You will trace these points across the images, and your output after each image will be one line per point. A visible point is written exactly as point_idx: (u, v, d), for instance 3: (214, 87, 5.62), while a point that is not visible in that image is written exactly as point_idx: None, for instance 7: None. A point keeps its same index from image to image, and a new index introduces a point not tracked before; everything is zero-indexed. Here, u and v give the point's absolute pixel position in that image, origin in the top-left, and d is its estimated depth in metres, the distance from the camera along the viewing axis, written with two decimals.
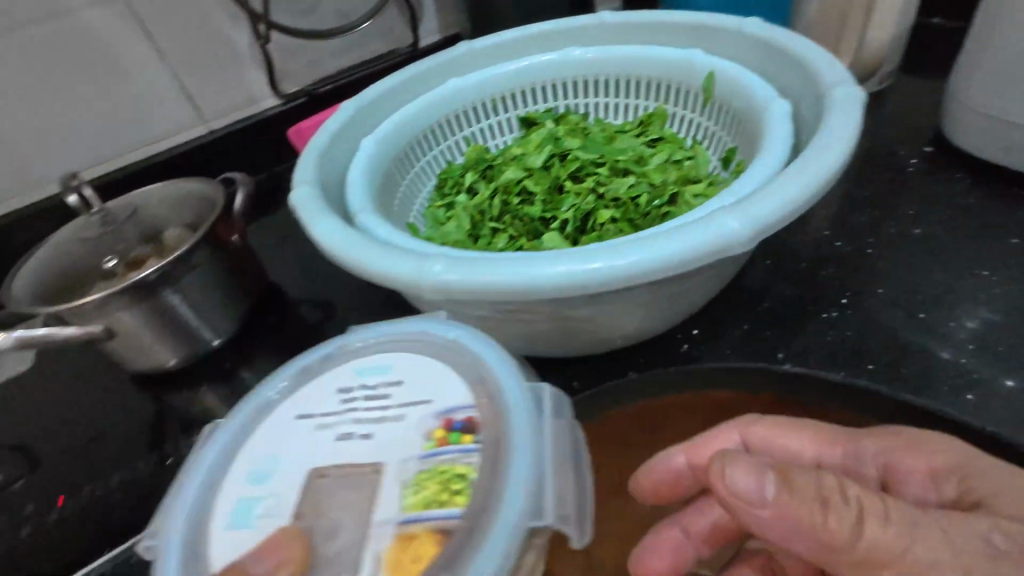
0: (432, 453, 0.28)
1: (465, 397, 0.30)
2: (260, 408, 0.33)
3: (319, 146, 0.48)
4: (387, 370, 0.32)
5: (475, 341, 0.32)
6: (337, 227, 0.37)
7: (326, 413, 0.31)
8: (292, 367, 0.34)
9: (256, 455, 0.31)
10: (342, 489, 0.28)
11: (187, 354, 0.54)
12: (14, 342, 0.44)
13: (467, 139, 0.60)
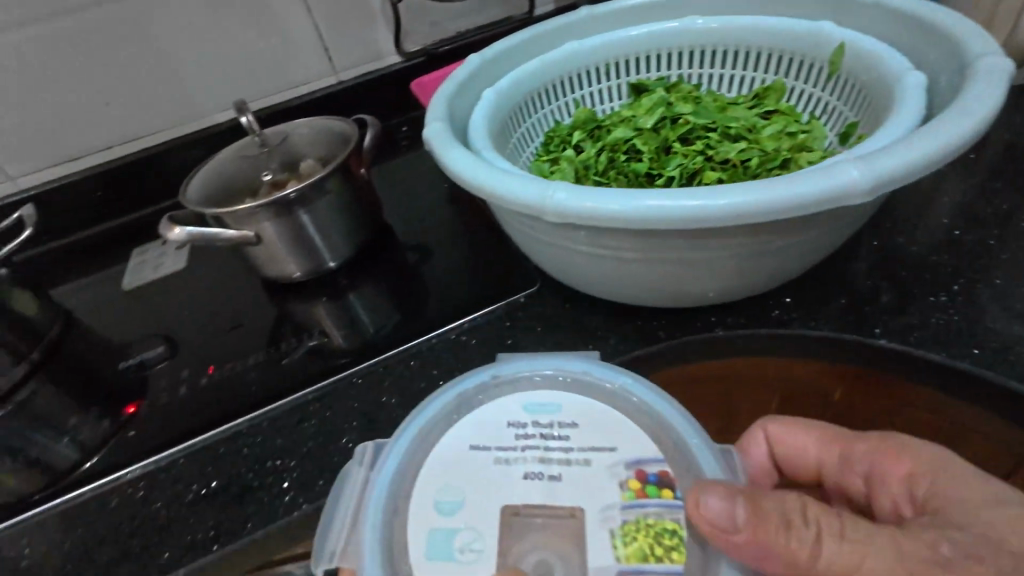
0: (633, 503, 0.32)
1: (651, 449, 0.34)
2: (422, 433, 0.36)
3: (448, 90, 0.52)
4: (556, 409, 0.36)
5: (645, 392, 0.36)
6: (467, 157, 0.41)
7: (506, 447, 0.35)
8: (458, 396, 0.37)
9: (443, 484, 0.34)
10: (545, 526, 0.32)
11: (311, 269, 0.61)
12: (187, 237, 0.52)
13: (576, 102, 0.63)
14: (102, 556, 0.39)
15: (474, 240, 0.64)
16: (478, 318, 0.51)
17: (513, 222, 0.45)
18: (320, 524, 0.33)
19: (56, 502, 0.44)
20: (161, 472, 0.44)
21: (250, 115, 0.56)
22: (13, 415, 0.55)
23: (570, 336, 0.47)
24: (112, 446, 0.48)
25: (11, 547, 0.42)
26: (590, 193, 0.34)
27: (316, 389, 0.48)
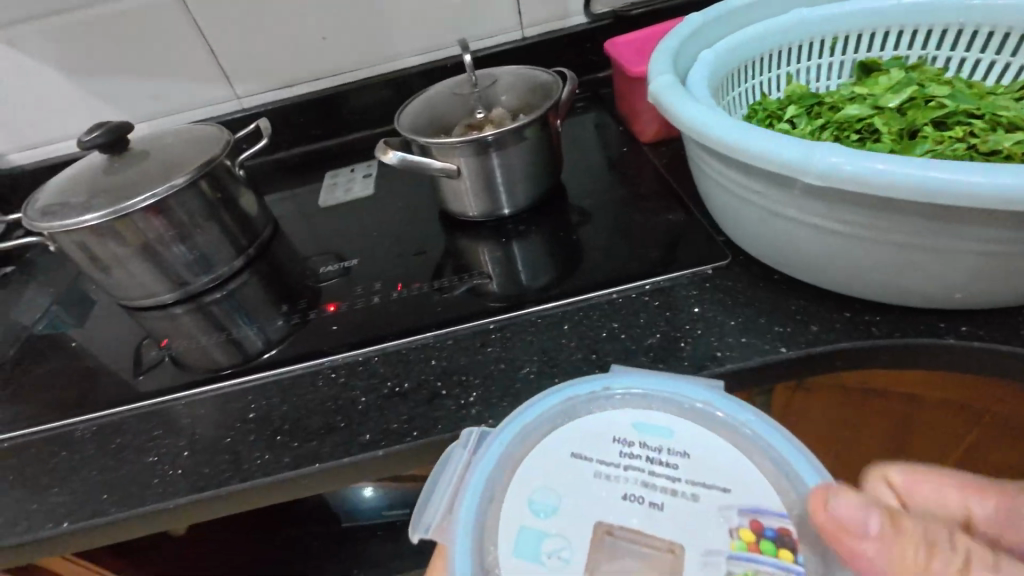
0: (742, 556, 0.28)
1: (775, 503, 0.30)
2: (524, 432, 0.33)
3: (671, 44, 0.51)
4: (668, 433, 0.33)
5: (768, 431, 0.32)
6: (697, 107, 0.42)
7: (609, 462, 0.32)
8: (569, 391, 0.35)
9: (538, 485, 0.31)
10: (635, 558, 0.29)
11: (486, 210, 0.64)
12: (398, 162, 0.57)
13: (788, 76, 0.59)
14: (312, 423, 0.45)
15: (650, 205, 0.63)
16: (660, 281, 0.50)
17: (728, 186, 0.44)
18: (419, 498, 0.32)
19: (273, 373, 0.51)
20: (360, 365, 0.50)
21: (470, 55, 0.56)
22: (227, 296, 0.67)
23: (764, 316, 0.45)
24: (314, 337, 0.55)
25: (238, 401, 0.49)
26: (840, 154, 0.34)
27: (498, 319, 0.50)
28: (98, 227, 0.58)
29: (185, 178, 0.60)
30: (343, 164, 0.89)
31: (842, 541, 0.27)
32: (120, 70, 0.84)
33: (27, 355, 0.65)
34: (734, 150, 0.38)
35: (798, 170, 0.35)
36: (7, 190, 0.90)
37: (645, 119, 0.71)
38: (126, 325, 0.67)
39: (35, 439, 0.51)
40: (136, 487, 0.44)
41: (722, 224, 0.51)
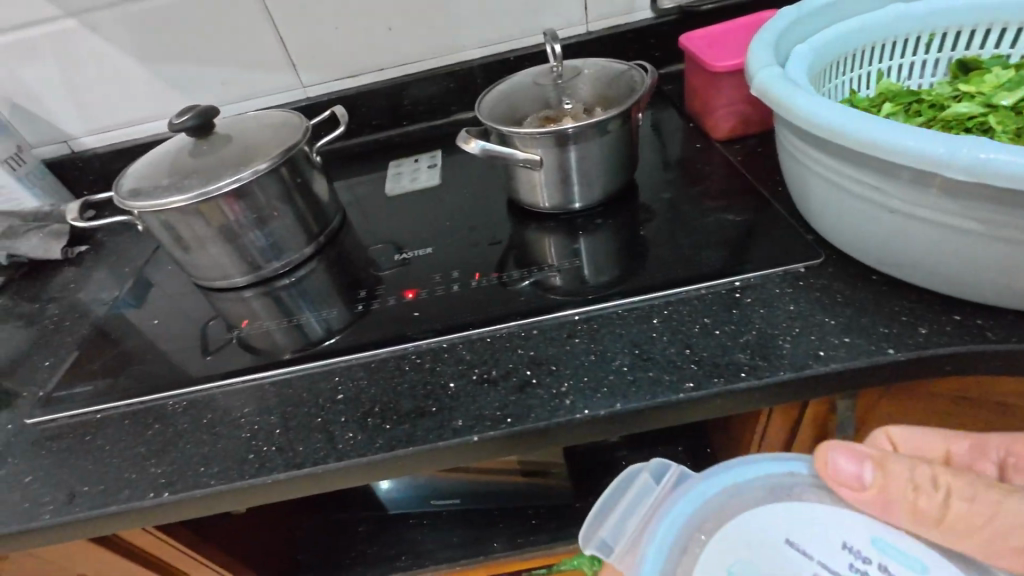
0: None
1: None
2: (737, 491, 0.43)
3: (767, 38, 0.50)
4: (897, 555, 0.38)
5: None
6: (800, 91, 0.43)
7: (833, 568, 0.38)
8: (795, 481, 0.43)
9: (745, 559, 0.40)
10: None
11: (558, 204, 0.64)
12: (481, 152, 0.57)
13: (877, 74, 0.58)
14: (403, 406, 0.46)
15: (728, 201, 0.62)
16: (750, 278, 0.49)
17: (837, 182, 0.43)
18: (599, 505, 0.47)
19: (358, 356, 0.52)
20: (444, 352, 0.50)
21: (560, 44, 0.59)
22: (294, 284, 0.67)
23: (866, 316, 0.44)
24: (395, 323, 0.55)
25: (326, 382, 0.50)
26: (955, 142, 0.34)
27: (583, 311, 0.50)
28: (184, 209, 0.59)
29: (269, 163, 0.61)
30: (403, 154, 0.90)
31: (838, 483, 0.38)
32: (191, 57, 0.85)
33: (106, 332, 0.66)
34: (861, 145, 0.38)
35: (939, 165, 0.35)
36: (76, 171, 0.92)
37: (719, 115, 0.70)
38: (199, 304, 0.68)
39: (131, 411, 0.52)
40: (233, 460, 0.45)
41: (815, 223, 0.50)
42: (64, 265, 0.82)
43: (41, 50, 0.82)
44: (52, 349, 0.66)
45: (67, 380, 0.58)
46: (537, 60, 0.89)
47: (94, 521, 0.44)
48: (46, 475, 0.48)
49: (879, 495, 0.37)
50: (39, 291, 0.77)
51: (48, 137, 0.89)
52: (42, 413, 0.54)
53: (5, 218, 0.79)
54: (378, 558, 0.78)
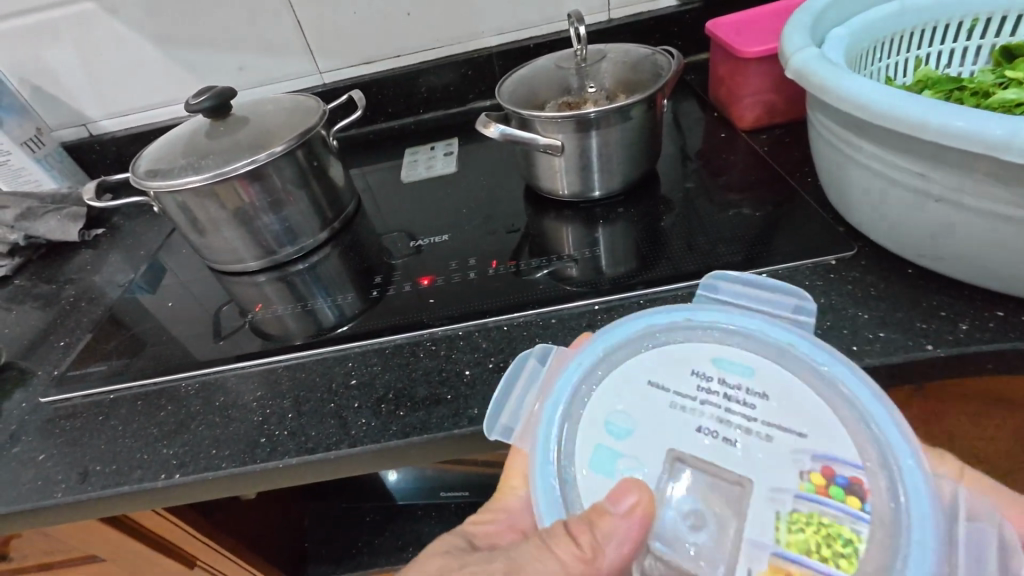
0: (808, 496, 0.29)
1: (852, 452, 0.30)
2: (605, 356, 0.35)
3: (802, 21, 0.49)
4: (748, 372, 0.33)
5: (852, 379, 0.31)
6: (844, 72, 0.41)
7: (686, 394, 0.33)
8: (654, 324, 0.36)
9: (616, 407, 0.33)
10: (698, 483, 0.31)
11: (577, 191, 0.63)
12: (500, 136, 0.56)
13: (914, 61, 0.55)
14: (418, 393, 0.45)
15: (755, 191, 0.60)
16: (778, 270, 0.48)
17: (877, 169, 0.42)
18: (494, 402, 0.35)
19: (372, 341, 0.51)
20: (460, 339, 0.49)
21: (585, 26, 0.58)
22: (309, 269, 0.66)
23: (903, 310, 0.42)
24: (410, 309, 0.54)
25: (339, 367, 0.49)
26: (1006, 120, 0.33)
27: (603, 301, 0.49)
28: (200, 190, 0.58)
29: (285, 146, 0.60)
30: (419, 141, 0.89)
31: None
32: (208, 40, 0.84)
33: (120, 313, 0.66)
34: (911, 129, 0.36)
35: (997, 148, 0.33)
36: (94, 155, 0.92)
37: (745, 104, 0.68)
38: (214, 288, 0.68)
39: (143, 392, 0.52)
40: (245, 444, 0.44)
41: (848, 214, 0.48)
42: (82, 247, 0.82)
43: (60, 33, 0.82)
44: (68, 329, 0.66)
45: (82, 359, 0.58)
46: (556, 48, 0.87)
47: (107, 501, 0.44)
48: (60, 454, 0.47)
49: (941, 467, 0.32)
50: (56, 272, 0.77)
51: (68, 120, 0.90)
52: (57, 392, 0.54)
53: (24, 200, 0.79)
54: (385, 548, 0.78)
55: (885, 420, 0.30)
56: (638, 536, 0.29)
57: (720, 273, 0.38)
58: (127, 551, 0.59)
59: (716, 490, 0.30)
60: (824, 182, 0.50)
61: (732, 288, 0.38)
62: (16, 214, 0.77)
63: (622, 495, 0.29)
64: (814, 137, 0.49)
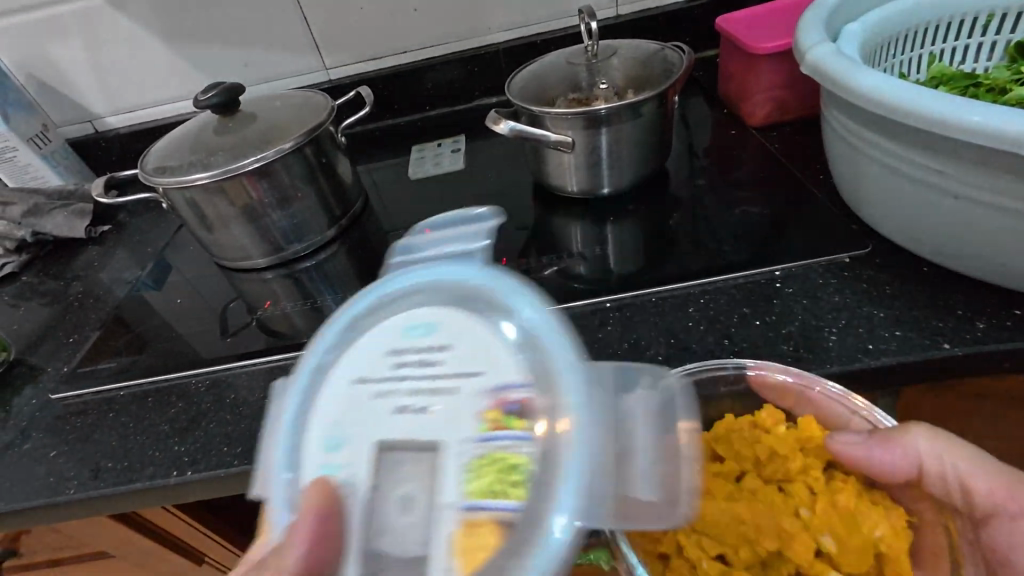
0: (485, 435, 0.26)
1: (518, 373, 0.27)
2: (318, 373, 0.31)
3: (816, 16, 0.48)
4: (433, 328, 0.30)
5: (510, 286, 0.29)
6: (860, 67, 0.41)
7: (380, 375, 0.30)
8: (344, 314, 0.32)
9: (325, 418, 0.29)
10: (401, 460, 0.27)
11: (586, 188, 0.62)
12: (510, 132, 0.55)
13: (927, 57, 0.55)
14: None
15: (765, 189, 0.60)
16: (791, 268, 0.47)
17: (894, 167, 0.41)
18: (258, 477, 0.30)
19: None
20: None
21: (597, 22, 0.58)
22: (316, 267, 0.66)
23: (918, 308, 0.41)
24: None
25: None
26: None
27: (614, 299, 0.49)
28: (208, 186, 0.58)
29: (293, 142, 0.59)
30: (426, 138, 0.88)
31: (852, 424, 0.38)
32: (214, 36, 0.84)
33: (128, 310, 0.66)
34: (931, 124, 0.36)
35: (1016, 143, 0.33)
36: (100, 152, 0.91)
37: (755, 101, 0.67)
38: (221, 284, 0.68)
39: (153, 389, 0.52)
40: (257, 441, 0.44)
41: (862, 212, 0.48)
42: (88, 243, 0.82)
43: (66, 29, 0.81)
44: (76, 326, 0.66)
45: (91, 356, 0.58)
46: (564, 44, 0.86)
47: (119, 497, 0.44)
48: (71, 450, 0.47)
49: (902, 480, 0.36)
50: (63, 268, 0.77)
51: (73, 116, 0.89)
52: (66, 389, 0.54)
53: (31, 196, 0.79)
54: None
55: (517, 308, 0.29)
56: (317, 533, 0.25)
57: (422, 223, 0.36)
58: (135, 547, 0.59)
59: (410, 466, 0.27)
60: (837, 180, 0.50)
61: (424, 235, 0.35)
62: (23, 210, 0.77)
63: (308, 500, 0.26)
64: (827, 134, 0.49)
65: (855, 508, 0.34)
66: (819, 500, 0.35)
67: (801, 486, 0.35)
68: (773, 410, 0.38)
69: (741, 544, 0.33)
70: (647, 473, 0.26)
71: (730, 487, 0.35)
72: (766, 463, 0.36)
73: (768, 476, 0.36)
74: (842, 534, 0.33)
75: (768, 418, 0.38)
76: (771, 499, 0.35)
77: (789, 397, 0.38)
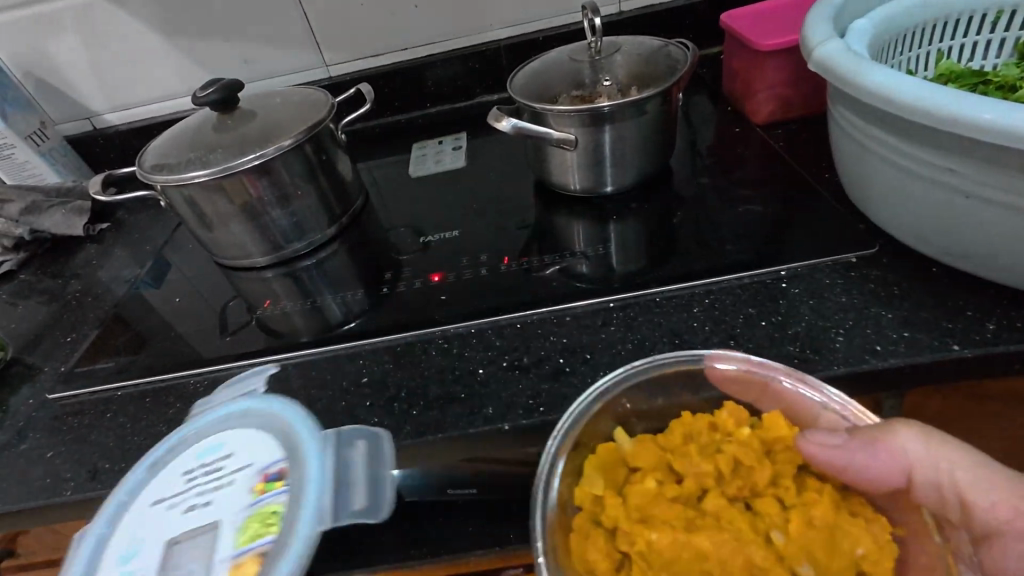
0: (253, 501, 0.34)
1: (275, 453, 0.36)
2: (128, 493, 0.37)
3: (824, 13, 0.48)
4: (218, 446, 0.37)
5: (283, 406, 0.39)
6: (867, 63, 0.40)
7: (172, 493, 0.36)
8: (133, 473, 0.38)
9: (127, 538, 0.34)
10: (191, 544, 0.33)
11: (589, 186, 0.62)
12: (512, 130, 0.55)
13: (934, 55, 0.54)
14: (432, 392, 0.44)
15: (769, 187, 0.59)
16: (797, 267, 0.47)
17: (902, 165, 0.41)
18: None
19: (384, 338, 0.50)
20: (472, 337, 0.48)
21: (600, 18, 0.57)
22: (316, 266, 0.65)
23: (927, 309, 0.41)
24: (419, 306, 0.54)
25: (351, 365, 0.49)
26: None
27: (617, 298, 0.48)
28: (207, 184, 0.57)
29: (293, 140, 0.59)
30: (426, 136, 0.88)
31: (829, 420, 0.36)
32: (213, 33, 0.83)
33: (127, 308, 0.65)
34: (942, 122, 0.35)
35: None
36: (98, 149, 0.91)
37: (759, 99, 0.67)
38: (219, 283, 0.67)
39: (151, 389, 0.51)
40: None
41: (869, 211, 0.47)
42: (87, 242, 0.81)
43: (64, 26, 0.81)
44: (74, 325, 0.65)
45: (90, 355, 0.57)
46: (566, 40, 0.85)
47: None
48: (68, 451, 0.47)
49: (884, 483, 0.34)
50: (61, 267, 0.77)
51: (71, 113, 0.89)
52: (64, 388, 0.53)
53: (29, 193, 0.78)
54: None
55: (284, 412, 0.38)
56: None
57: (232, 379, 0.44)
58: None
59: (196, 543, 0.33)
60: (844, 179, 0.49)
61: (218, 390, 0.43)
62: (21, 208, 0.77)
63: None
64: (834, 132, 0.48)
65: (833, 526, 0.32)
66: (792, 517, 0.32)
67: (770, 502, 0.33)
68: (734, 410, 0.36)
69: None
70: (372, 479, 0.34)
71: (694, 513, 0.32)
72: (732, 478, 0.33)
73: (734, 494, 0.33)
74: (820, 559, 0.31)
75: (729, 420, 0.36)
76: (737, 523, 0.32)
77: (752, 389, 0.37)
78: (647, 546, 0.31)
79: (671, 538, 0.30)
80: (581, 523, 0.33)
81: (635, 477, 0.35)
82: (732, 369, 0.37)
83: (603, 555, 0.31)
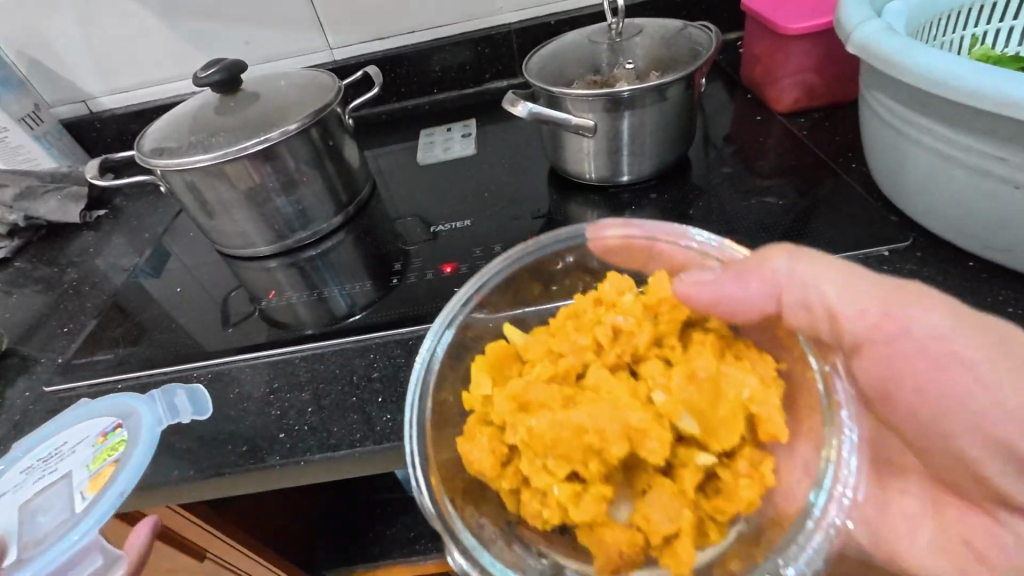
0: (94, 443, 0.44)
1: (109, 417, 0.46)
2: None
3: None
4: (58, 438, 0.46)
5: (120, 394, 0.48)
6: (908, 44, 0.38)
7: (19, 480, 0.44)
8: None
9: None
10: (44, 499, 0.42)
11: (605, 175, 0.60)
12: (528, 115, 0.52)
13: (969, 40, 0.52)
14: None
15: (792, 177, 0.57)
16: None
17: (944, 154, 0.39)
18: None
19: (394, 332, 0.48)
20: None
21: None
22: (321, 256, 0.63)
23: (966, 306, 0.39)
24: (429, 298, 0.52)
25: (361, 359, 0.47)
26: None
27: None
28: (208, 169, 0.55)
29: (299, 124, 0.56)
30: (432, 123, 0.85)
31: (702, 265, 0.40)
32: (213, 13, 0.80)
33: (125, 297, 0.63)
34: (1002, 109, 0.33)
35: None
36: (95, 133, 0.88)
37: (782, 86, 0.64)
38: (220, 272, 0.65)
39: (152, 382, 0.50)
40: (263, 439, 0.42)
41: (902, 202, 0.45)
42: (83, 229, 0.79)
43: (59, 5, 0.78)
44: (71, 314, 0.63)
45: (87, 347, 0.55)
46: (579, 24, 0.83)
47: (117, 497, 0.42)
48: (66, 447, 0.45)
49: (744, 309, 0.35)
50: (58, 255, 0.74)
51: (66, 96, 0.86)
52: (61, 381, 0.51)
53: (23, 178, 0.76)
54: (398, 540, 0.76)
55: (119, 396, 0.48)
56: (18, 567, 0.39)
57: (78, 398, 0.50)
58: None
59: (50, 497, 0.42)
60: (875, 169, 0.47)
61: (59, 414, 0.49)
62: (15, 193, 0.74)
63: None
64: (867, 120, 0.46)
65: (717, 376, 0.31)
66: (674, 373, 0.32)
67: (651, 364, 0.32)
68: (619, 280, 0.36)
69: (588, 456, 0.29)
70: (198, 399, 0.46)
71: (573, 391, 0.32)
72: (610, 348, 0.33)
73: (615, 361, 0.33)
74: (700, 412, 0.30)
75: (612, 291, 0.35)
76: (613, 391, 0.31)
77: (638, 256, 0.42)
78: (527, 433, 0.30)
79: (548, 419, 0.30)
80: (472, 428, 0.34)
81: (524, 368, 0.35)
82: (613, 237, 0.42)
83: (487, 453, 0.32)
